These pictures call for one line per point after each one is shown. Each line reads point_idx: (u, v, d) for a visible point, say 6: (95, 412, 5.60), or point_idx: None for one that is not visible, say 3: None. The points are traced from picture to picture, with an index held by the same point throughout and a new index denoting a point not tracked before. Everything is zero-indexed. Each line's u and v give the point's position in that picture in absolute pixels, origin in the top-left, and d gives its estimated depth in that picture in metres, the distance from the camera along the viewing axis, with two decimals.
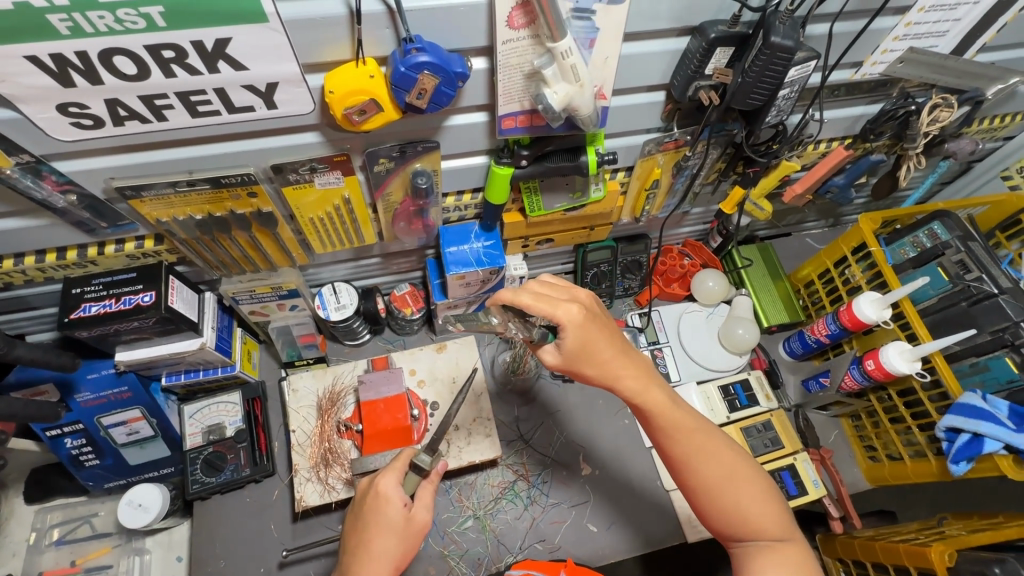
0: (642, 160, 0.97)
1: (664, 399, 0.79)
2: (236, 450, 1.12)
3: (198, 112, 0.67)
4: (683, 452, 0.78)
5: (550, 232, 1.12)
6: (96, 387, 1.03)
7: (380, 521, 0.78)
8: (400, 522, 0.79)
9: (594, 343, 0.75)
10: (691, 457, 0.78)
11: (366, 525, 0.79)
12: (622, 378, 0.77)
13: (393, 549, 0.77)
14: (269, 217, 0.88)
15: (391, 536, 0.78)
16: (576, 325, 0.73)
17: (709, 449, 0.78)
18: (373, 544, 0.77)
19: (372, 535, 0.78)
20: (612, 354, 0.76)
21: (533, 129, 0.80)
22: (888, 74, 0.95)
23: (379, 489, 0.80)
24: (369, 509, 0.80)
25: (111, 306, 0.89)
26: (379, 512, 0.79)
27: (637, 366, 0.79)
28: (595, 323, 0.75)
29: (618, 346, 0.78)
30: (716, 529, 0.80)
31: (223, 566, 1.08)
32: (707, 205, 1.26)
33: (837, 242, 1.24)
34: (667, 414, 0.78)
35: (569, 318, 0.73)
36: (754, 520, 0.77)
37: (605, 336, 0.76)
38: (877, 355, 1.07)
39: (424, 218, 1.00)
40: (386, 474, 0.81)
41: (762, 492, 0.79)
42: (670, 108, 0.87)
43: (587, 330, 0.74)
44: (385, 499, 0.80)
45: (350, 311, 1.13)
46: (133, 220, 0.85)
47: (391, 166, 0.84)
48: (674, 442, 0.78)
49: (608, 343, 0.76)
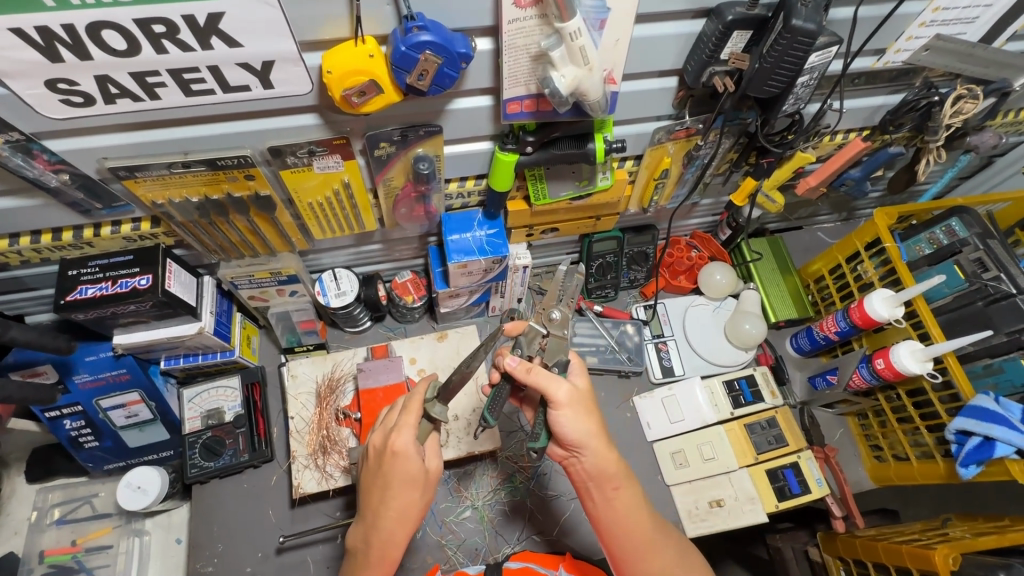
0: (651, 149, 0.94)
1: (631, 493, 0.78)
2: (235, 435, 1.11)
3: (192, 91, 0.65)
4: (633, 547, 0.78)
5: (555, 221, 1.09)
6: (94, 369, 1.02)
7: (401, 477, 0.74)
8: (418, 475, 0.75)
9: (575, 424, 0.75)
10: (643, 550, 0.77)
11: (388, 482, 0.74)
12: (598, 461, 0.76)
13: (416, 501, 0.76)
14: (267, 200, 0.86)
15: (411, 489, 0.75)
16: (561, 404, 0.74)
17: (660, 544, 0.78)
18: (397, 498, 0.74)
19: (395, 491, 0.74)
20: (591, 437, 0.75)
21: (539, 114, 0.77)
22: (912, 62, 0.91)
23: (394, 448, 0.74)
24: (387, 467, 0.74)
25: (107, 289, 0.87)
26: (399, 468, 0.74)
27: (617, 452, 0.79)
28: (584, 400, 0.77)
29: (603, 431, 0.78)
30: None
31: (220, 550, 1.09)
32: (718, 196, 1.23)
33: (850, 236, 1.21)
34: (625, 500, 0.78)
35: (558, 398, 0.74)
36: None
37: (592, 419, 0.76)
38: (888, 354, 1.04)
39: (426, 205, 0.97)
40: (399, 431, 0.74)
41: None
42: (683, 95, 0.83)
43: (576, 412, 0.75)
44: (404, 457, 0.74)
45: (350, 298, 1.11)
46: (129, 202, 0.83)
47: (392, 150, 0.82)
48: (626, 537, 0.77)
49: (589, 425, 0.75)
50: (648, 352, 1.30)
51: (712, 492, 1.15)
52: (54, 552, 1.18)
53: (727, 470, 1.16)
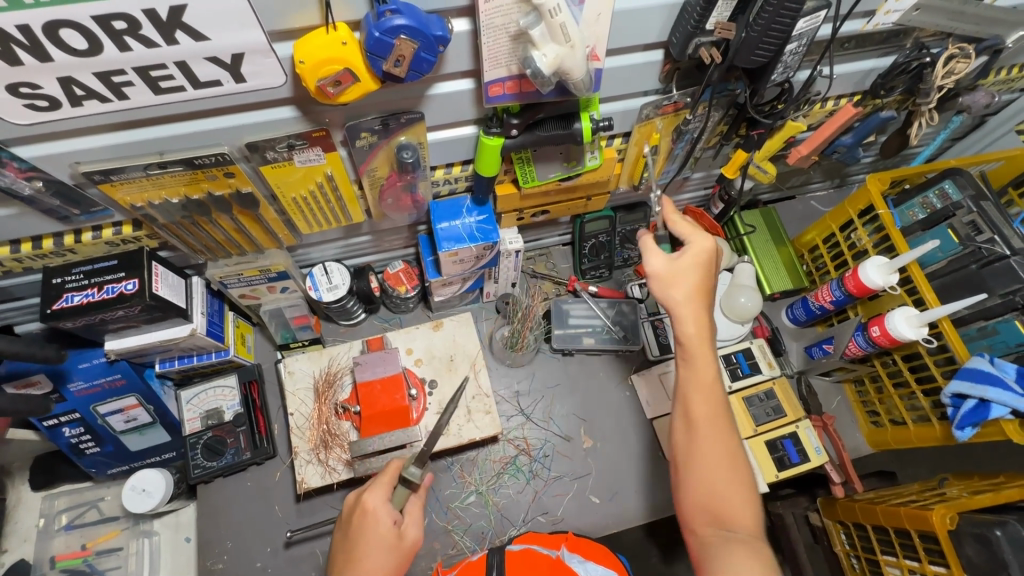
0: (640, 125, 0.92)
1: (712, 372, 0.77)
2: (236, 434, 1.11)
3: (161, 89, 0.63)
4: (698, 416, 0.76)
5: (545, 203, 1.08)
6: (89, 376, 1.01)
7: (368, 536, 0.77)
8: (390, 538, 0.78)
9: (677, 282, 0.79)
10: (703, 420, 0.76)
11: (355, 543, 0.78)
12: (674, 329, 0.79)
13: (387, 567, 0.77)
14: (249, 197, 0.84)
15: (382, 554, 0.77)
16: (697, 254, 0.79)
17: (722, 424, 0.76)
18: (364, 560, 0.76)
19: (363, 553, 0.77)
20: (690, 295, 0.79)
21: (522, 96, 0.75)
22: (902, 23, 0.88)
23: (365, 504, 0.79)
24: (357, 527, 0.79)
25: (94, 295, 0.86)
26: (369, 531, 0.78)
27: (700, 325, 0.78)
28: (681, 268, 0.79)
29: (696, 301, 0.79)
30: (684, 503, 0.76)
31: (230, 547, 1.10)
32: (709, 169, 1.21)
33: (843, 204, 1.20)
34: (700, 369, 0.77)
35: (652, 264, 0.80)
36: (730, 506, 0.72)
37: (687, 290, 0.79)
38: (883, 322, 1.05)
39: (413, 194, 0.96)
40: (372, 489, 0.80)
41: (749, 490, 0.74)
42: (669, 68, 0.81)
43: (674, 277, 0.79)
44: (373, 517, 0.78)
45: (342, 291, 1.10)
46: (108, 206, 0.81)
47: (374, 139, 0.80)
48: (693, 404, 0.77)
49: (694, 286, 0.79)
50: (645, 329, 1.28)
51: None
52: (65, 557, 1.19)
53: None
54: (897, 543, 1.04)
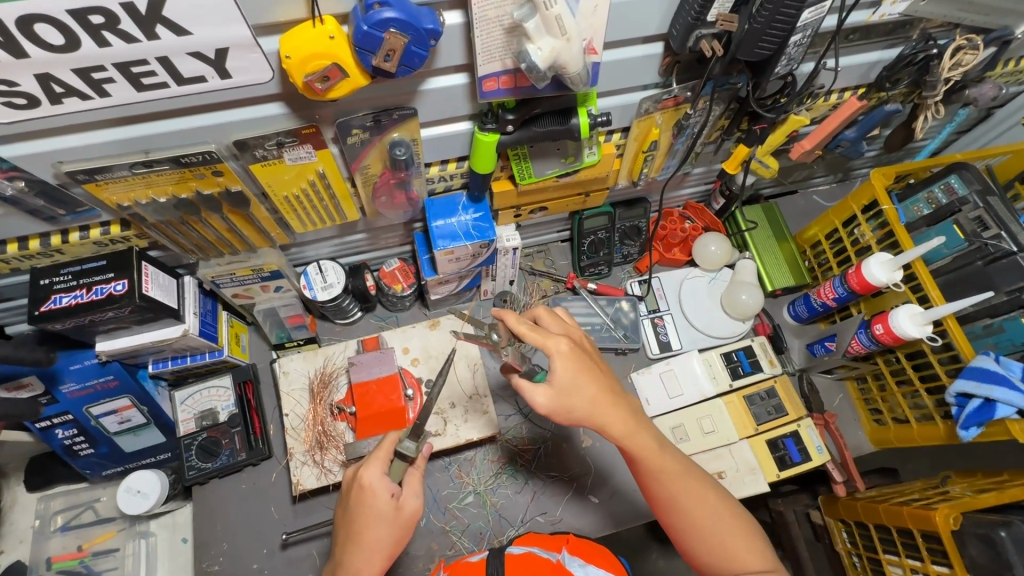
0: (639, 120, 0.90)
1: (653, 442, 0.78)
2: (230, 434, 1.10)
3: (144, 85, 0.61)
4: (668, 491, 0.78)
5: (542, 199, 1.06)
6: (81, 377, 1.00)
7: (367, 512, 0.75)
8: (388, 512, 0.76)
9: (580, 381, 0.74)
10: (675, 499, 0.78)
11: (355, 518, 0.76)
12: (608, 424, 0.76)
13: (386, 539, 0.76)
14: (239, 196, 0.82)
15: (380, 527, 0.75)
16: (566, 357, 0.74)
17: (691, 487, 0.78)
18: (366, 535, 0.75)
19: (363, 527, 0.75)
20: (598, 391, 0.75)
21: (517, 91, 0.73)
22: (909, 13, 0.86)
23: (361, 482, 0.76)
24: (356, 501, 0.76)
25: (82, 296, 0.85)
26: (367, 505, 0.76)
27: (624, 410, 0.77)
28: (567, 380, 0.73)
29: (603, 396, 0.75)
30: (698, 562, 0.79)
31: (225, 549, 1.09)
32: (709, 165, 1.18)
33: (846, 200, 1.17)
34: (648, 456, 0.78)
35: (538, 401, 0.74)
36: (734, 551, 0.76)
37: (586, 397, 0.74)
38: (887, 320, 1.03)
39: (407, 191, 0.94)
40: (368, 466, 0.77)
41: (746, 530, 0.78)
42: (669, 61, 0.79)
43: (566, 400, 0.74)
44: (371, 492, 0.76)
45: (337, 290, 1.08)
46: (94, 206, 0.80)
47: (365, 136, 0.78)
48: (656, 480, 0.79)
49: (595, 382, 0.75)
50: (645, 328, 1.28)
51: (714, 464, 1.13)
52: (61, 558, 1.18)
53: (727, 442, 1.15)
54: (899, 543, 1.03)
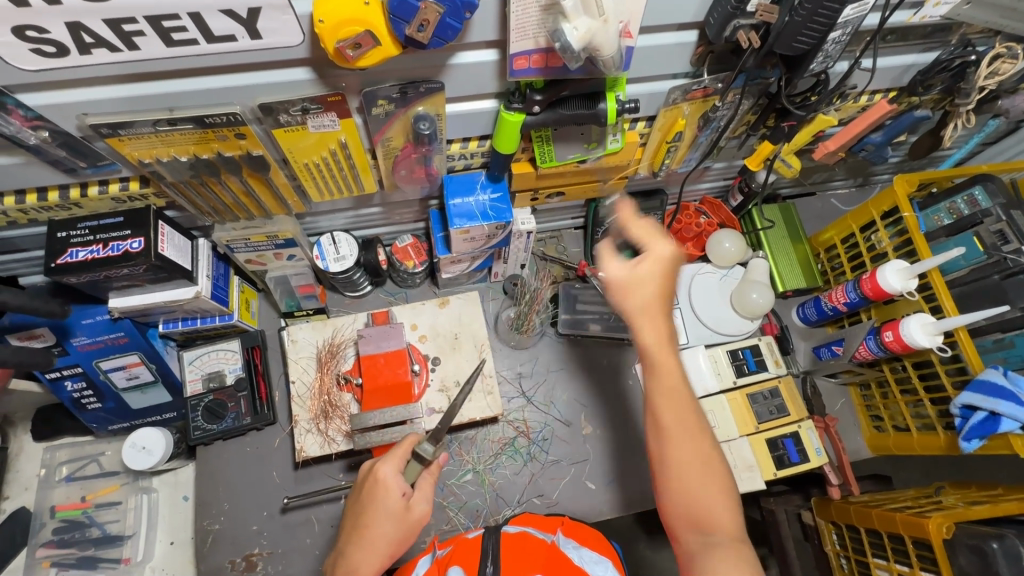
0: (666, 110, 0.88)
1: (676, 371, 0.75)
2: (236, 398, 1.11)
3: (173, 41, 0.60)
4: (665, 422, 0.74)
5: (561, 184, 1.05)
6: (92, 332, 1.00)
7: (377, 506, 0.77)
8: (397, 510, 0.77)
9: (642, 288, 0.75)
10: (670, 433, 0.74)
11: (365, 510, 0.78)
12: (643, 333, 0.76)
13: (388, 534, 0.76)
14: (260, 160, 0.81)
15: (387, 522, 0.76)
16: (659, 260, 0.75)
17: (688, 433, 0.73)
18: (371, 530, 0.76)
19: (369, 520, 0.76)
20: (661, 301, 0.75)
21: (547, 70, 0.71)
22: (951, 17, 0.84)
23: (377, 474, 0.78)
24: (368, 495, 0.78)
25: (99, 252, 0.85)
26: (377, 502, 0.77)
27: (661, 334, 0.75)
28: (638, 274, 0.75)
29: (658, 304, 0.75)
30: (667, 509, 0.74)
31: (227, 509, 1.11)
32: (731, 160, 1.17)
33: (866, 205, 1.17)
34: (663, 379, 0.75)
35: (609, 274, 0.76)
36: (709, 509, 0.70)
37: (639, 303, 0.75)
38: (897, 327, 1.03)
39: (427, 166, 0.93)
40: (385, 461, 0.79)
41: (728, 496, 0.72)
42: (703, 50, 0.77)
43: (630, 289, 0.75)
44: (384, 487, 0.78)
45: (349, 263, 1.08)
46: (115, 161, 0.79)
47: (391, 108, 0.77)
48: (660, 409, 0.75)
49: (661, 295, 0.75)
50: None
51: None
52: (65, 507, 1.20)
53: (727, 438, 1.16)
54: (889, 547, 1.05)
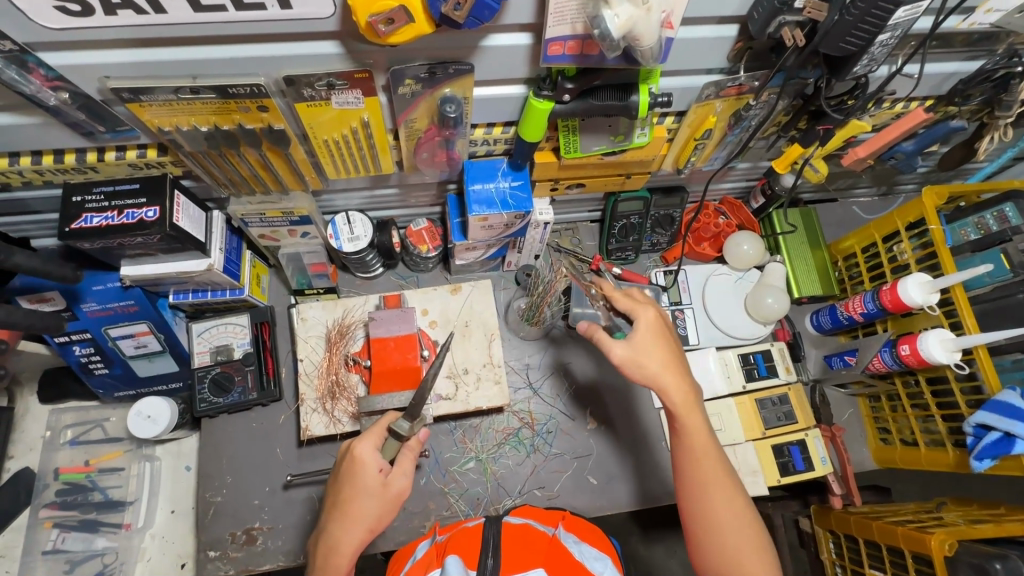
0: (698, 105, 0.86)
1: (702, 428, 0.81)
2: (244, 372, 1.11)
3: (201, 6, 0.58)
4: (698, 479, 0.80)
5: (582, 176, 1.03)
6: (102, 299, 1.00)
7: (355, 482, 0.79)
8: (375, 486, 0.78)
9: (651, 351, 0.81)
10: (702, 490, 0.79)
11: (344, 488, 0.80)
12: (666, 396, 0.81)
13: (367, 511, 0.78)
14: (281, 134, 0.80)
15: (365, 498, 0.78)
16: (650, 324, 0.83)
17: (723, 485, 0.79)
18: (351, 505, 0.78)
19: (349, 496, 0.79)
20: (666, 367, 0.81)
21: (582, 58, 0.69)
22: (1000, 25, 0.81)
23: (355, 452, 0.80)
24: (347, 472, 0.80)
25: (113, 218, 0.84)
26: (357, 479, 0.79)
27: (682, 394, 0.81)
28: (644, 340, 0.81)
29: (670, 364, 0.81)
30: (700, 561, 0.80)
31: (229, 482, 1.11)
32: (757, 161, 1.14)
33: (891, 215, 1.14)
34: (692, 442, 0.81)
35: (614, 351, 0.81)
36: (744, 564, 0.76)
37: (656, 365, 0.81)
38: (915, 341, 1.02)
39: (449, 150, 0.90)
40: (363, 439, 0.81)
41: (762, 551, 0.77)
42: (741, 46, 0.75)
43: (639, 357, 0.80)
44: (361, 464, 0.80)
45: (363, 243, 1.07)
46: (133, 127, 0.78)
47: (417, 88, 0.75)
48: (695, 466, 0.80)
49: (668, 360, 0.81)
50: None
51: None
52: (68, 470, 1.21)
53: (733, 442, 1.15)
54: (887, 560, 1.05)
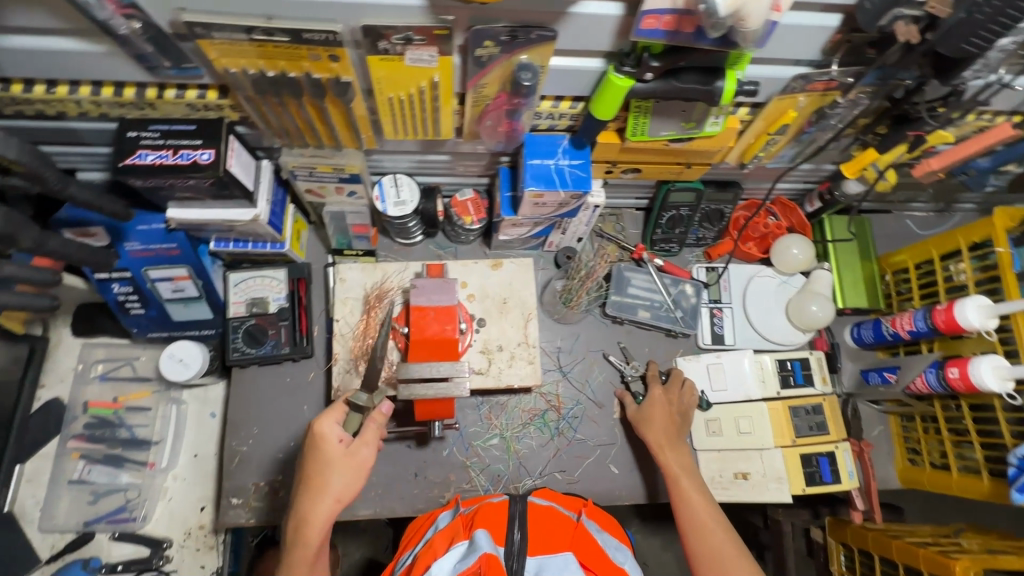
0: (779, 98, 0.82)
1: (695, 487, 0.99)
2: (277, 326, 1.11)
3: None
4: (694, 523, 0.94)
5: (640, 161, 1.00)
6: (145, 240, 1.00)
7: (319, 455, 0.88)
8: (337, 457, 0.88)
9: (658, 424, 1.07)
10: (697, 530, 0.93)
11: (311, 462, 0.88)
12: (670, 460, 1.03)
13: (333, 481, 0.87)
14: (347, 88, 0.77)
15: (330, 469, 0.87)
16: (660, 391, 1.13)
17: (716, 526, 0.93)
18: (318, 478, 0.87)
19: (314, 470, 0.88)
20: (667, 436, 1.06)
21: (676, 35, 0.65)
22: None
23: (318, 430, 0.89)
24: (311, 448, 0.89)
25: (168, 158, 0.82)
26: (320, 452, 0.88)
27: (681, 459, 1.03)
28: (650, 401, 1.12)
29: (672, 437, 1.06)
30: None
31: (255, 433, 1.11)
32: (821, 163, 1.10)
33: (955, 232, 1.09)
34: (688, 493, 0.98)
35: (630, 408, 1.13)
36: None
37: (657, 433, 1.07)
38: (965, 365, 0.99)
39: (514, 121, 0.87)
40: (324, 417, 0.90)
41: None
42: (840, 38, 0.71)
43: (648, 414, 1.10)
44: (323, 438, 0.89)
45: (409, 209, 1.05)
46: (199, 66, 0.75)
47: (495, 51, 0.71)
48: (690, 512, 0.96)
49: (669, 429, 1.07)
50: (702, 316, 1.24)
51: (740, 464, 1.13)
52: (97, 404, 1.23)
53: (761, 447, 1.13)
54: None
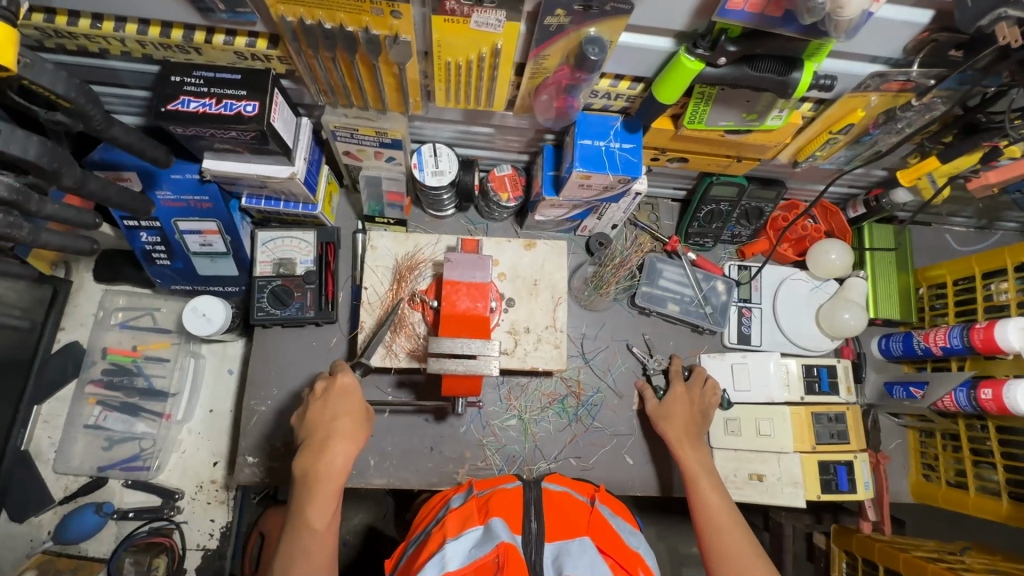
0: (850, 96, 0.78)
1: (711, 486, 0.98)
2: (304, 290, 1.09)
3: None
4: (710, 521, 0.93)
5: (690, 150, 0.96)
6: (177, 189, 0.98)
7: (346, 405, 0.91)
8: (360, 409, 0.92)
9: (677, 421, 1.07)
10: (712, 526, 0.92)
11: (335, 411, 0.91)
12: (688, 458, 1.02)
13: (357, 431, 0.90)
14: (404, 48, 0.74)
15: (355, 418, 0.91)
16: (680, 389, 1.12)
17: (733, 525, 0.92)
18: (345, 423, 0.90)
19: (341, 419, 0.90)
20: (685, 435, 1.05)
21: (761, 17, 0.63)
22: None
23: (343, 381, 0.93)
24: (336, 398, 0.92)
25: (211, 106, 0.80)
26: (348, 400, 0.92)
27: (699, 458, 1.02)
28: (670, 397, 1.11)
29: (690, 435, 1.05)
30: None
31: (274, 394, 1.11)
32: (873, 168, 1.07)
33: (1002, 249, 1.06)
34: (704, 491, 0.97)
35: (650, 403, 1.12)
36: None
37: (676, 430, 1.06)
38: (1000, 386, 0.97)
39: (569, 99, 0.84)
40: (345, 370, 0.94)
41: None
42: (927, 36, 0.67)
43: (668, 411, 1.09)
44: (349, 390, 0.93)
45: (446, 180, 1.02)
46: (253, 12, 0.72)
47: (565, 21, 0.68)
48: (706, 511, 0.95)
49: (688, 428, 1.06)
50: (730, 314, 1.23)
51: (756, 466, 1.12)
52: (115, 351, 1.23)
53: (779, 450, 1.12)
54: None
